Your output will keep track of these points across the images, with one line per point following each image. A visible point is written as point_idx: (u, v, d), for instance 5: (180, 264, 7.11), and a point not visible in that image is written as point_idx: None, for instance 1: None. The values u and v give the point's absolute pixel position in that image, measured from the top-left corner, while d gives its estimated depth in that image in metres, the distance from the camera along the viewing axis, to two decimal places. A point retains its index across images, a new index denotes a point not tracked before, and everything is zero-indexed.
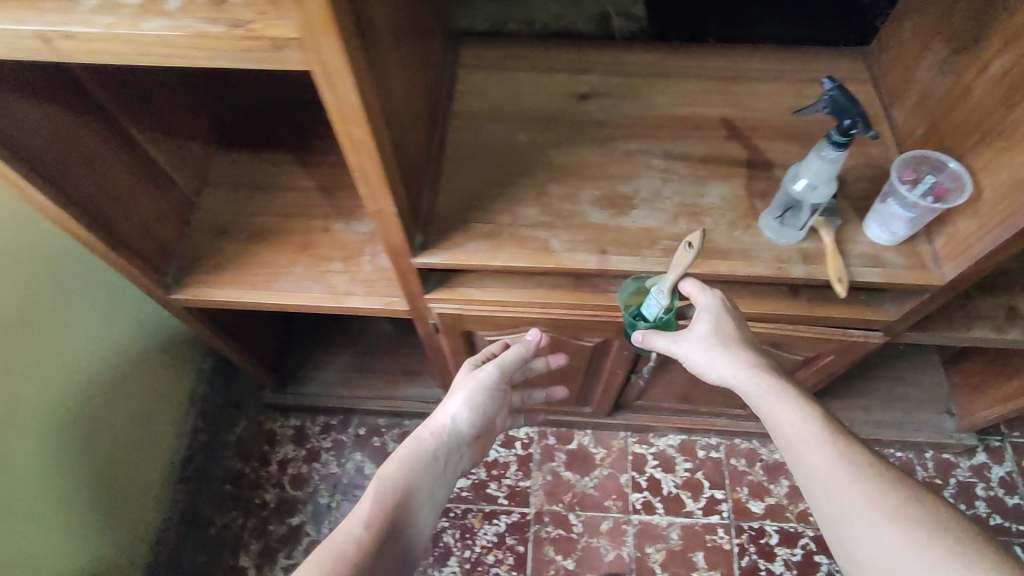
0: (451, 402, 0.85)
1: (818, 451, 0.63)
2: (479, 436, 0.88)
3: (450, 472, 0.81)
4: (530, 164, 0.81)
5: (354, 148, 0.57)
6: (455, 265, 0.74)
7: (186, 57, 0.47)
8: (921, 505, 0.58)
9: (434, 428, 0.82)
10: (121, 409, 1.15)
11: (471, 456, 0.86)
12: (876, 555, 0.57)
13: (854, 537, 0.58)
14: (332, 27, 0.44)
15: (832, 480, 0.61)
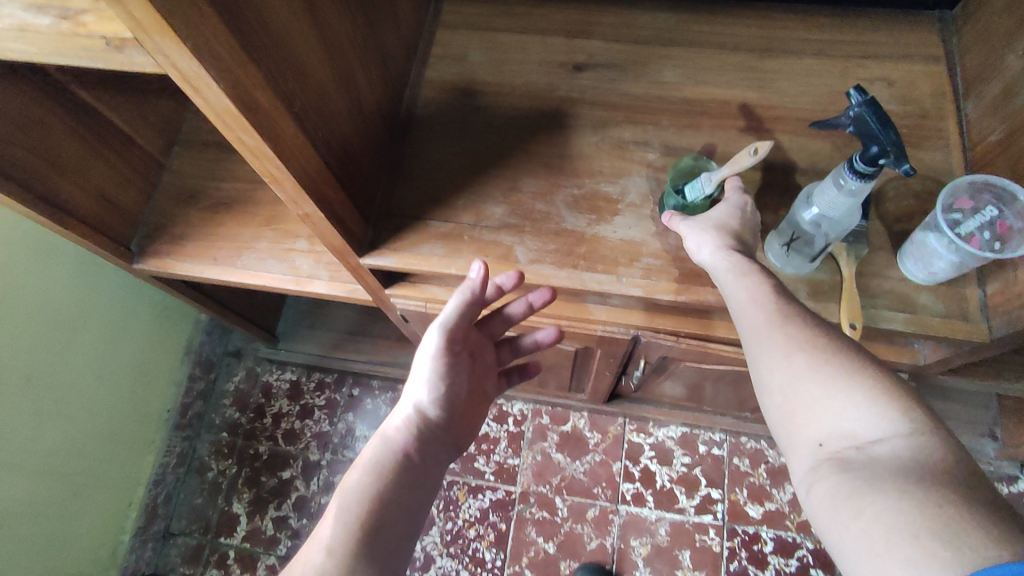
0: (414, 377, 0.65)
1: (741, 301, 0.50)
2: (465, 411, 0.67)
3: (436, 468, 0.62)
4: (505, 151, 0.70)
5: (254, 154, 0.48)
6: (405, 267, 0.66)
7: (27, 52, 0.40)
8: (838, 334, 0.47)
9: (399, 416, 0.63)
10: (122, 363, 1.15)
11: (457, 441, 0.66)
12: (790, 395, 0.45)
13: (783, 387, 0.46)
14: (169, 29, 0.35)
15: (757, 330, 0.48)
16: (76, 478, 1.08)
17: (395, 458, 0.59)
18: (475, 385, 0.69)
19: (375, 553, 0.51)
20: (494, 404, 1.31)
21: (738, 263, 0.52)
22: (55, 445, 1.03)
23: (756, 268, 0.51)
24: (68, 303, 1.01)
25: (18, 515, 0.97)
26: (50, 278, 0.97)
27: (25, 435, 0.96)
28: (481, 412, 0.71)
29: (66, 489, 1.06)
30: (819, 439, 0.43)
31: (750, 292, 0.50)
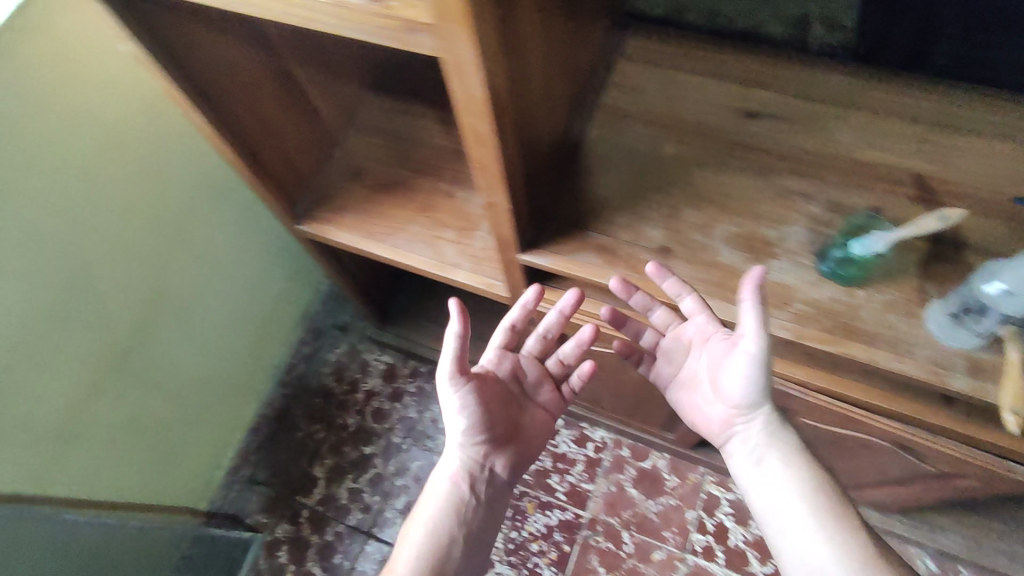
0: (448, 417, 0.72)
1: (774, 514, 0.61)
2: (515, 438, 0.75)
3: (491, 502, 0.73)
4: (669, 181, 0.73)
5: (476, 141, 0.53)
6: (561, 270, 0.70)
7: (326, 24, 0.46)
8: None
9: (450, 463, 0.72)
10: (253, 310, 1.24)
11: (513, 466, 0.75)
12: None
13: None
14: (466, 20, 0.40)
15: (784, 526, 0.59)
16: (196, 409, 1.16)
17: (451, 506, 0.70)
18: (515, 420, 0.76)
19: None
20: (577, 425, 1.32)
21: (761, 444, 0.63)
22: (188, 374, 1.11)
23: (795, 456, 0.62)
24: (228, 246, 1.10)
25: (148, 430, 1.05)
26: (222, 224, 1.06)
27: (169, 358, 1.05)
28: (535, 427, 0.77)
29: (187, 418, 1.14)
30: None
31: (783, 513, 0.60)
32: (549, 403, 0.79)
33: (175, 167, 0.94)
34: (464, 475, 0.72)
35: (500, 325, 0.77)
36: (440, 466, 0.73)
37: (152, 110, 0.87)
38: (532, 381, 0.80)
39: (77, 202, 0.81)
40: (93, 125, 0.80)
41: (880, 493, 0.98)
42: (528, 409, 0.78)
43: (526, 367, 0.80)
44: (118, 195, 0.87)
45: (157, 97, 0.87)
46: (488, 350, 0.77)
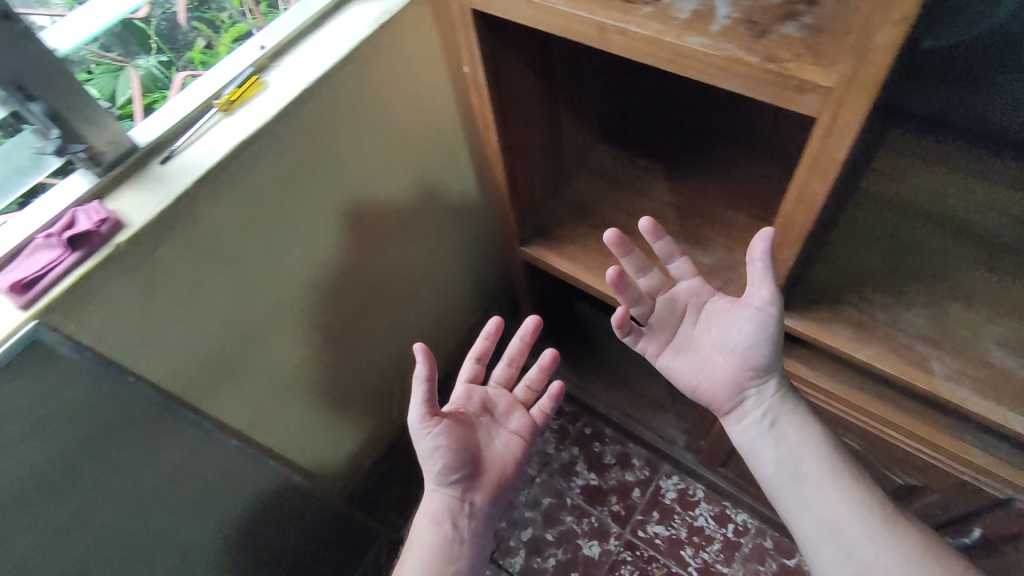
0: (423, 462, 0.84)
1: (786, 479, 0.71)
2: (488, 469, 0.86)
3: (473, 534, 0.83)
4: (932, 271, 0.73)
5: (798, 198, 0.56)
6: (810, 335, 0.70)
7: (705, 74, 0.52)
8: (906, 534, 0.66)
9: (431, 500, 0.84)
10: (438, 327, 1.27)
11: (493, 497, 0.86)
12: (822, 531, 0.68)
13: (814, 525, 0.68)
14: (875, 90, 0.44)
15: (791, 478, 0.71)
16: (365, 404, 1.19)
17: (437, 542, 0.82)
18: (486, 454, 0.87)
19: None
20: (718, 502, 1.28)
21: (774, 413, 0.72)
22: (371, 370, 1.15)
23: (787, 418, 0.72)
24: (441, 262, 1.15)
25: (327, 411, 1.10)
26: (454, 235, 1.14)
27: (363, 351, 1.10)
28: (507, 455, 0.89)
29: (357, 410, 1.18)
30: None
31: (800, 483, 0.70)
32: (521, 428, 0.92)
33: (439, 175, 1.02)
34: (445, 513, 0.83)
35: (467, 362, 0.93)
36: (425, 508, 0.84)
37: (439, 122, 0.96)
38: (502, 410, 0.93)
39: (367, 192, 0.91)
40: (399, 128, 0.89)
41: None
42: (500, 440, 0.90)
43: (496, 398, 0.94)
44: (395, 191, 0.96)
45: (446, 112, 0.97)
46: (457, 393, 0.91)
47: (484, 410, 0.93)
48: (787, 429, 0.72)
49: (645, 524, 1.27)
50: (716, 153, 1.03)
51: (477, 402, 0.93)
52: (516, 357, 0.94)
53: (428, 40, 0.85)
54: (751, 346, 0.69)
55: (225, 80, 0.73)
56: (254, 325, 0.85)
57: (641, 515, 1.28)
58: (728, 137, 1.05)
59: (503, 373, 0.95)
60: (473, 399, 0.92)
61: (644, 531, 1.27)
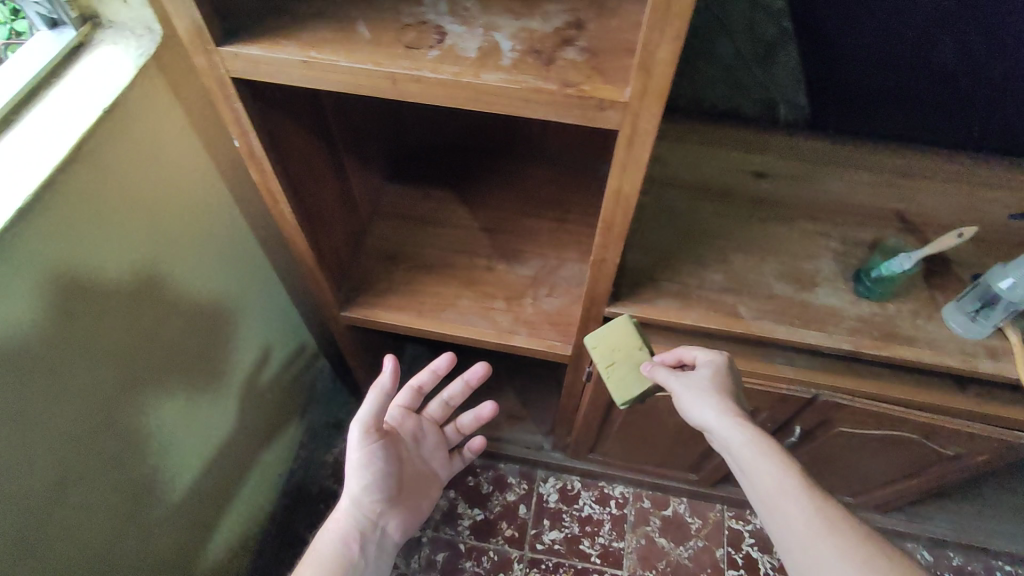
0: (351, 472, 0.86)
1: (759, 503, 0.64)
2: (403, 491, 0.92)
3: (377, 556, 0.85)
4: (714, 233, 0.85)
5: (606, 225, 0.64)
6: (646, 317, 0.78)
7: (507, 108, 0.53)
8: (784, 457, 0.64)
9: (341, 507, 0.85)
10: (254, 416, 1.12)
11: (402, 524, 0.91)
12: (787, 544, 0.60)
13: (782, 533, 0.61)
14: (665, 96, 0.49)
15: (746, 478, 0.65)
16: (195, 533, 0.99)
17: (338, 553, 0.81)
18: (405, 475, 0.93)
19: None
20: (595, 486, 1.35)
21: (745, 456, 0.65)
22: (192, 497, 0.96)
23: (775, 446, 0.65)
24: (245, 351, 1.04)
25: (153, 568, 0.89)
26: (241, 321, 1.01)
27: (185, 478, 0.92)
28: (427, 479, 0.99)
29: (187, 543, 0.97)
30: (808, 568, 0.57)
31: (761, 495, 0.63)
32: (440, 466, 1.01)
33: (210, 265, 0.89)
34: (354, 533, 0.83)
35: (406, 389, 0.97)
36: (334, 526, 0.83)
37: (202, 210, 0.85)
38: (429, 441, 1.00)
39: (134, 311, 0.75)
40: (151, 224, 0.76)
41: (889, 493, 1.12)
42: (416, 467, 0.97)
43: (428, 430, 1.00)
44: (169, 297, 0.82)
45: (205, 195, 0.86)
46: (393, 409, 0.96)
47: (414, 438, 0.97)
48: (755, 495, 0.64)
49: (540, 535, 1.28)
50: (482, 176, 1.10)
51: (407, 429, 0.96)
52: (456, 397, 1.00)
53: (167, 118, 0.75)
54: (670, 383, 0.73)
55: None
56: (25, 520, 0.65)
57: (533, 528, 1.29)
58: (495, 158, 1.12)
59: (438, 409, 1.01)
60: (405, 425, 0.96)
61: (542, 543, 1.27)
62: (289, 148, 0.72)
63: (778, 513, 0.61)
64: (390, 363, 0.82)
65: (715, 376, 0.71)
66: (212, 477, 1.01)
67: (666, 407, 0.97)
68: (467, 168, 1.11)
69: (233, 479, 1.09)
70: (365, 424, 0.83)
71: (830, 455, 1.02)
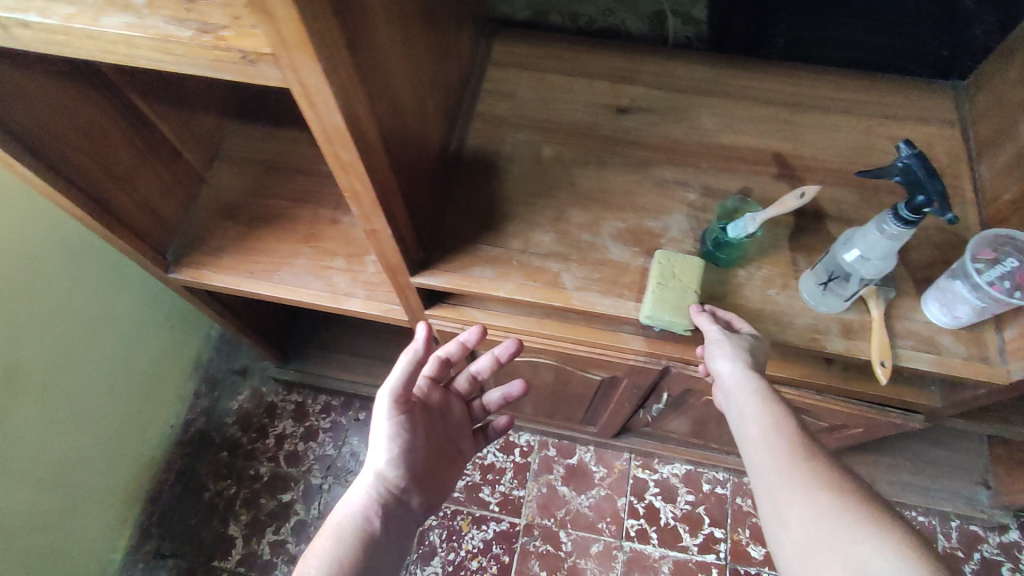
0: (375, 441, 0.72)
1: (757, 465, 0.55)
2: (428, 468, 0.77)
3: (405, 535, 0.69)
4: (553, 184, 0.74)
5: (355, 196, 0.54)
6: (455, 288, 0.69)
7: (151, 60, 0.42)
8: (794, 422, 0.57)
9: (362, 484, 0.70)
10: (125, 372, 1.10)
11: (427, 503, 0.75)
12: (777, 503, 0.51)
13: (774, 491, 0.52)
14: (311, 46, 0.37)
15: (749, 438, 0.57)
16: (60, 491, 0.99)
17: (362, 528, 0.65)
18: (433, 449, 0.78)
19: (363, 557, 0.63)
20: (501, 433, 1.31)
21: (752, 407, 0.58)
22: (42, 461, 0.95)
23: (783, 407, 0.58)
24: (89, 312, 1.01)
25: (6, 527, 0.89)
26: (74, 286, 0.97)
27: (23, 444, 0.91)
28: (453, 463, 0.82)
29: (52, 502, 0.98)
30: (779, 498, 0.52)
31: (760, 456, 0.55)
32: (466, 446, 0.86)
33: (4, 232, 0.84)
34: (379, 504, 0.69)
35: (432, 358, 0.80)
36: (352, 498, 0.68)
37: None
38: (453, 419, 0.84)
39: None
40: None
41: None
42: (446, 447, 0.81)
43: (452, 403, 0.84)
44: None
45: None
46: (418, 379, 0.80)
47: (439, 414, 0.82)
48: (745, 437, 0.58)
49: None
50: None
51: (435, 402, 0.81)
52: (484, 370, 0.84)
53: None
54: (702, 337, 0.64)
55: None
56: None
57: None
58: None
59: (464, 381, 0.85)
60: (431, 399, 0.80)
61: None
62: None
63: (761, 469, 0.54)
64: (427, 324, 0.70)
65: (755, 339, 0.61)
66: (71, 436, 1.00)
67: (527, 371, 0.89)
68: None
69: (110, 435, 1.09)
70: None
71: (712, 417, 0.95)
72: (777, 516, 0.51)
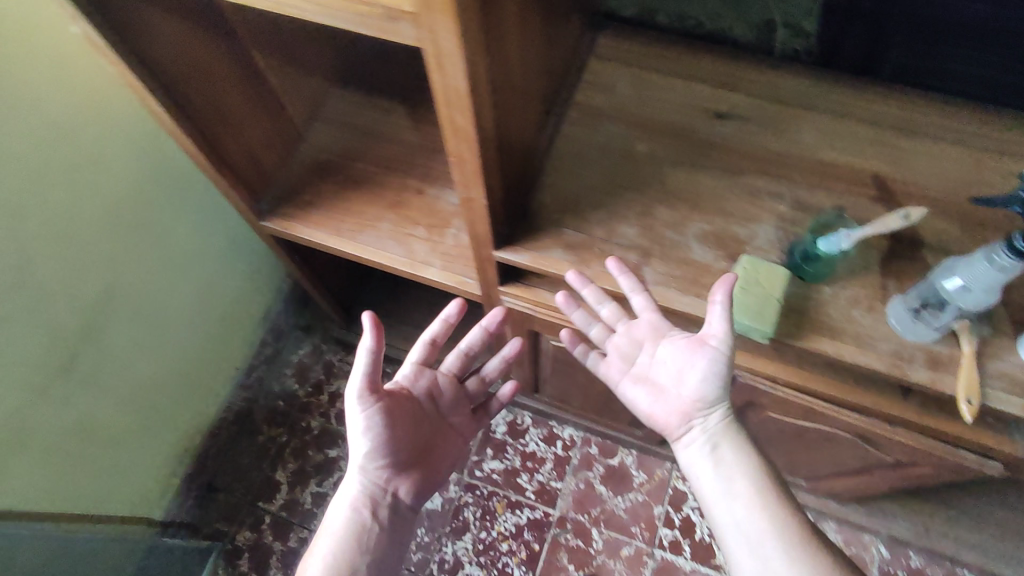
0: (353, 438, 0.75)
1: (718, 501, 0.62)
2: (420, 452, 0.80)
3: (397, 522, 0.76)
4: (642, 179, 0.74)
5: (458, 161, 0.56)
6: (534, 267, 0.70)
7: (297, 9, 0.45)
8: (755, 458, 0.64)
9: (353, 477, 0.75)
10: (205, 312, 1.16)
11: (418, 489, 0.79)
12: (734, 539, 0.60)
13: (731, 528, 0.60)
14: (451, 7, 0.39)
15: (709, 475, 0.64)
16: (133, 412, 1.06)
17: (357, 527, 0.73)
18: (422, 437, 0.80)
19: (363, 550, 0.72)
20: (546, 424, 1.32)
21: (718, 440, 0.64)
22: (123, 381, 1.02)
23: (749, 449, 0.64)
24: (185, 251, 1.07)
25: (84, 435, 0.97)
26: (177, 224, 1.03)
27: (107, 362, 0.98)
28: (450, 444, 0.85)
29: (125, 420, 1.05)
30: (735, 535, 0.60)
31: (719, 491, 0.62)
32: (462, 424, 0.87)
33: (121, 165, 0.90)
34: (366, 499, 0.74)
35: (418, 342, 0.82)
36: (346, 495, 0.75)
37: (96, 93, 0.83)
38: (448, 401, 0.86)
39: (5, 192, 0.76)
40: (16, 101, 0.74)
41: (840, 485, 1.03)
42: (438, 431, 0.83)
43: (445, 386, 0.86)
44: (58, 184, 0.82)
45: (98, 77, 0.84)
46: (407, 366, 0.82)
47: (430, 398, 0.84)
48: (701, 473, 0.64)
49: (480, 463, 1.29)
50: None
51: (424, 385, 0.83)
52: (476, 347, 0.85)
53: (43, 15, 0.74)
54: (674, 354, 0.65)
55: None
56: None
57: (475, 455, 1.30)
58: None
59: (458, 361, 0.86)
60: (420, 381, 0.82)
61: (481, 471, 1.28)
62: (144, 31, 0.68)
63: (724, 501, 0.62)
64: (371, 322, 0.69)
65: (725, 337, 0.60)
66: (149, 363, 1.07)
67: None
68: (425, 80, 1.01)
69: (184, 369, 1.16)
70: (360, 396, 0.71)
71: (767, 437, 0.93)
72: (732, 542, 0.60)
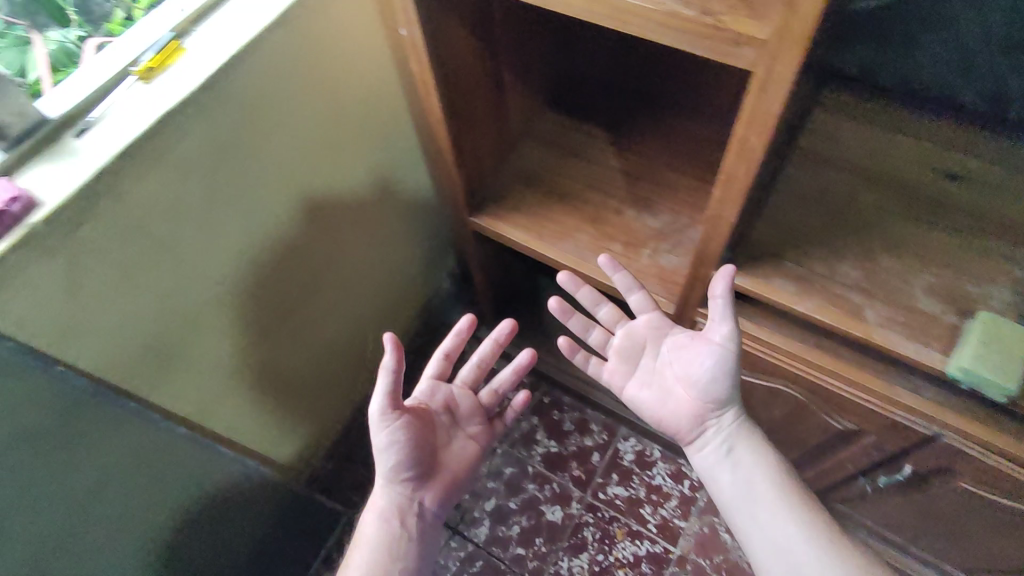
0: (376, 455, 0.79)
1: (736, 495, 0.74)
2: (438, 463, 0.83)
3: (424, 533, 0.79)
4: (866, 226, 0.76)
5: (727, 179, 0.60)
6: (753, 291, 0.73)
7: (640, 29, 0.52)
8: (759, 452, 0.76)
9: (379, 489, 0.80)
10: (388, 297, 1.25)
11: (441, 498, 0.82)
12: (754, 527, 0.72)
13: (752, 519, 0.72)
14: (808, 38, 0.45)
15: (723, 471, 0.75)
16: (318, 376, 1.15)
17: (387, 540, 0.77)
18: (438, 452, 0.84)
19: (393, 556, 0.76)
20: (674, 461, 1.32)
21: (730, 439, 0.76)
22: (319, 344, 1.11)
23: (761, 447, 0.76)
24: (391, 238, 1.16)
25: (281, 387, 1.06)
26: (395, 213, 1.13)
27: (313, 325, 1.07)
28: (470, 456, 0.87)
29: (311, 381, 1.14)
30: (757, 523, 0.72)
31: (738, 486, 0.74)
32: (479, 434, 0.90)
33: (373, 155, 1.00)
34: (394, 511, 0.78)
35: (434, 358, 0.89)
36: (371, 507, 0.79)
37: (372, 89, 0.93)
38: (463, 414, 0.90)
39: (293, 162, 0.86)
40: (324, 86, 0.85)
41: None
42: (455, 443, 0.87)
43: (460, 398, 0.90)
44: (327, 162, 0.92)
45: (380, 76, 0.94)
46: (420, 385, 0.88)
47: (445, 411, 0.89)
48: (719, 471, 0.76)
49: (605, 486, 1.30)
50: (642, 121, 1.07)
51: (440, 399, 0.88)
52: (488, 357, 0.92)
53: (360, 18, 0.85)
54: (679, 363, 0.76)
55: (143, 47, 0.71)
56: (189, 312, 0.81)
57: (600, 478, 1.31)
58: (663, 107, 1.08)
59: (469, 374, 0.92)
60: (435, 396, 0.88)
61: (604, 494, 1.30)
62: (449, 41, 0.76)
63: (746, 496, 0.73)
64: (389, 343, 0.74)
65: (730, 334, 0.69)
66: (340, 334, 1.15)
67: (761, 398, 0.91)
68: (631, 111, 1.08)
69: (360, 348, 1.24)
70: (379, 416, 0.75)
71: (940, 511, 0.89)
72: (760, 534, 0.71)
